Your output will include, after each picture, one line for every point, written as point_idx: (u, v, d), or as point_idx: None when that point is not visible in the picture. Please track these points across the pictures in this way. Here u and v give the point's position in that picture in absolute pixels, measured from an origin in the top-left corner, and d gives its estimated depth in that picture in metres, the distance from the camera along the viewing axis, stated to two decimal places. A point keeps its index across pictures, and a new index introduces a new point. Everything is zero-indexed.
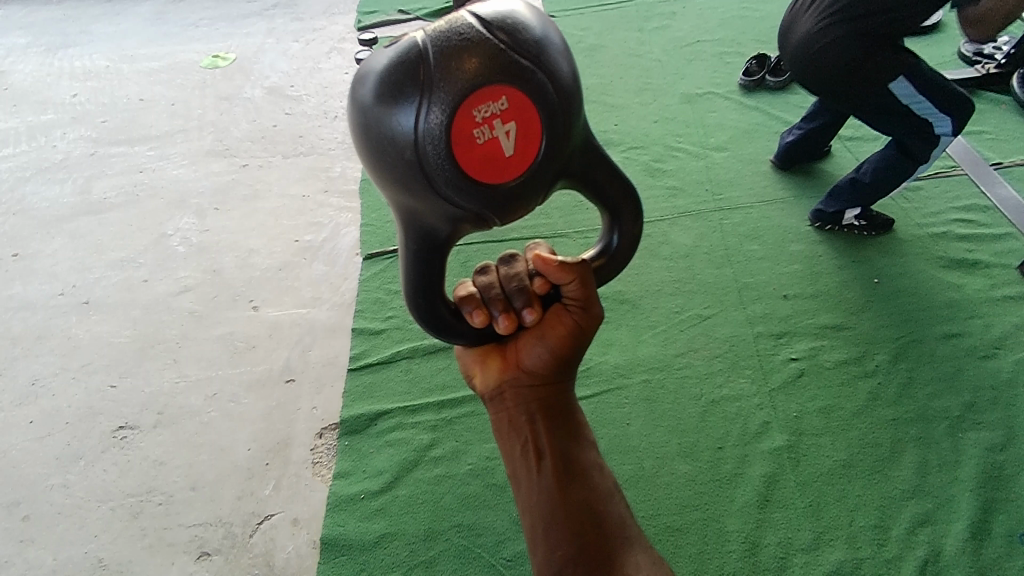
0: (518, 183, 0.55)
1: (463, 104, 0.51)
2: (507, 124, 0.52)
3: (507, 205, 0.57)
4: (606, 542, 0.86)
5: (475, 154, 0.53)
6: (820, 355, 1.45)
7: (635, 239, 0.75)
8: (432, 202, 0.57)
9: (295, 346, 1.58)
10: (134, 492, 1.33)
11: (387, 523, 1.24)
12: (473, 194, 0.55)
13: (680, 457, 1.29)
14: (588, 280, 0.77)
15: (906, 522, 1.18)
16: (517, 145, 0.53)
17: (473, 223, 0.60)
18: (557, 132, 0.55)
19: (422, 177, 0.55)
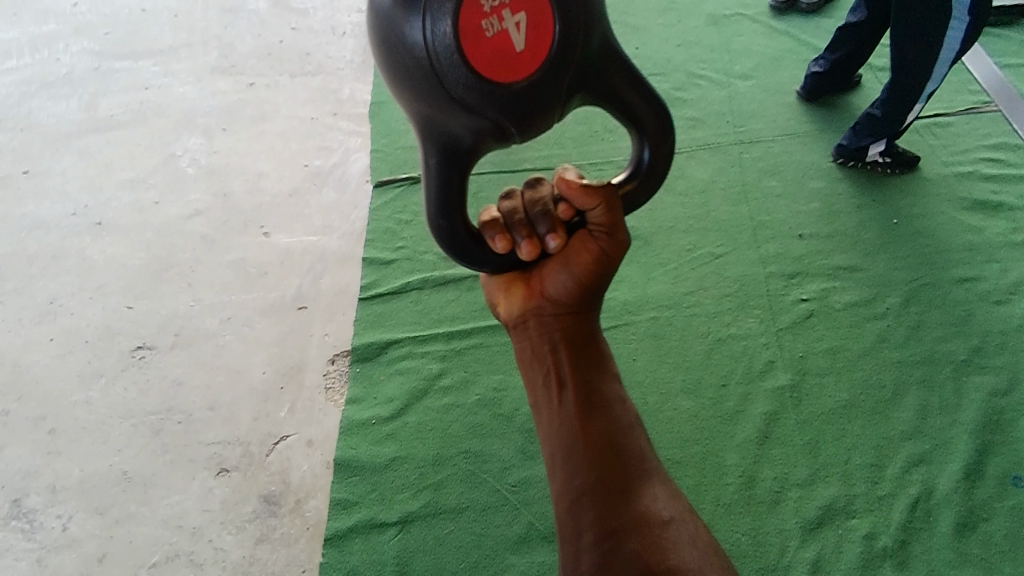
0: (530, 81, 0.56)
1: None
2: (516, 15, 0.52)
3: (521, 107, 0.58)
4: (626, 472, 0.81)
5: (485, 48, 0.53)
6: (831, 296, 1.45)
7: (665, 159, 0.74)
8: (447, 108, 0.59)
9: (306, 274, 1.59)
10: (154, 410, 1.38)
11: (398, 447, 1.28)
12: (485, 91, 0.56)
13: (684, 393, 1.31)
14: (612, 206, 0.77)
15: (901, 462, 1.21)
16: (528, 39, 0.54)
17: (490, 132, 0.61)
18: (570, 29, 0.55)
19: (434, 79, 0.56)
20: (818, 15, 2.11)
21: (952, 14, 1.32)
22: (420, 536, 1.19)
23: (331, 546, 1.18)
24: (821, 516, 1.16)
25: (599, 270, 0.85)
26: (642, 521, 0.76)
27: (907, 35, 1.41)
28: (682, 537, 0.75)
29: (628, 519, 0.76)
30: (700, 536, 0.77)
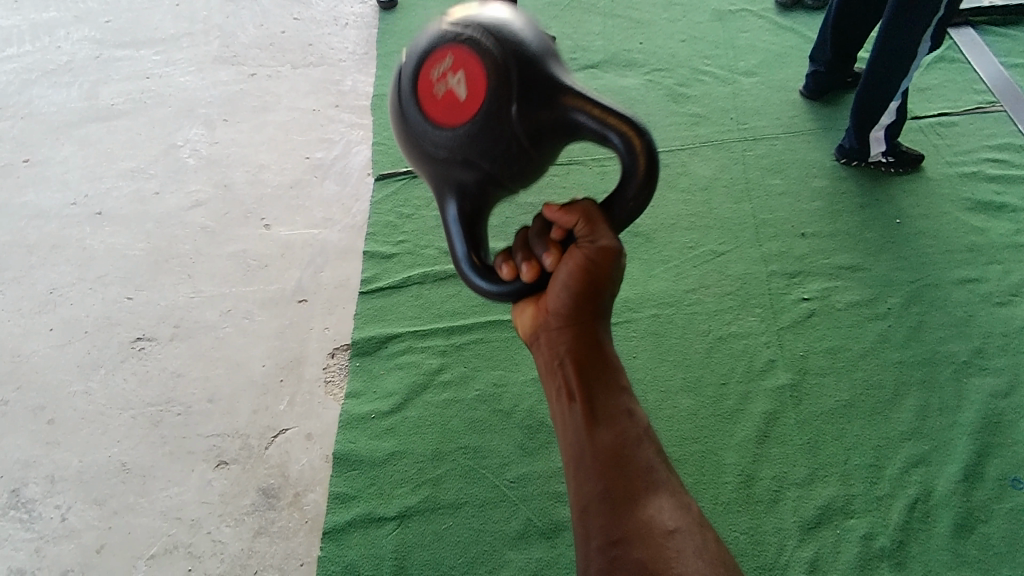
0: (480, 121, 0.65)
1: (423, 71, 0.67)
2: (457, 75, 0.65)
3: (479, 144, 0.67)
4: (632, 483, 0.71)
5: (440, 104, 0.66)
6: (832, 295, 1.44)
7: (651, 160, 0.69)
8: (433, 162, 0.71)
9: (306, 267, 1.58)
10: (154, 402, 1.38)
11: (397, 442, 1.28)
12: (444, 135, 0.67)
13: (684, 391, 1.31)
14: (597, 217, 0.74)
15: (900, 462, 1.21)
16: (469, 89, 0.65)
17: (470, 173, 0.70)
18: (502, 71, 0.64)
19: (417, 143, 0.71)
20: (824, 11, 2.10)
21: (935, 8, 1.37)
22: (418, 531, 1.17)
23: (328, 540, 1.18)
24: (819, 516, 1.15)
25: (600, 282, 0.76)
26: (649, 539, 0.67)
27: (891, 30, 1.44)
28: (694, 557, 0.66)
29: (633, 536, 0.68)
30: (715, 556, 0.67)
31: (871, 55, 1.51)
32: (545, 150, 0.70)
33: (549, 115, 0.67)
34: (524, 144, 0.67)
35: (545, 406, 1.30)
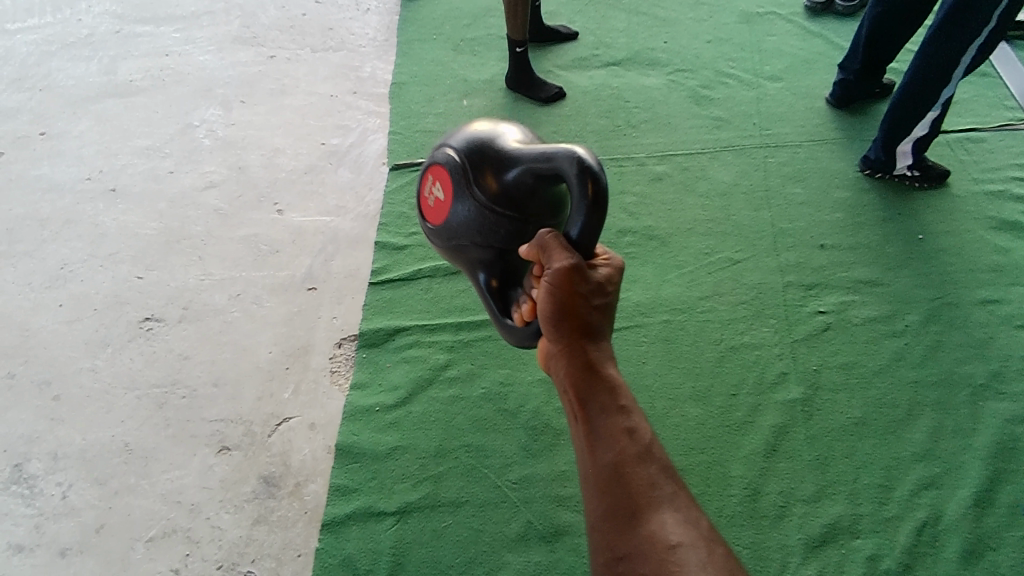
0: (455, 207, 0.89)
1: (423, 195, 0.96)
2: (436, 187, 0.92)
3: (465, 226, 0.89)
4: (632, 500, 0.70)
5: (434, 209, 0.94)
6: (849, 310, 1.42)
7: (583, 172, 0.73)
8: (449, 249, 0.95)
9: (317, 254, 1.57)
10: (159, 383, 1.37)
11: (400, 437, 1.26)
12: (440, 229, 0.93)
13: (693, 400, 1.29)
14: (557, 244, 0.78)
15: (911, 484, 1.18)
16: (444, 190, 0.91)
17: (470, 246, 0.91)
18: (456, 169, 0.88)
19: (437, 242, 0.97)
20: (854, 17, 2.06)
21: (986, 18, 1.35)
22: (417, 527, 1.15)
23: (327, 532, 1.15)
24: (824, 534, 1.12)
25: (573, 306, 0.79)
26: (650, 555, 0.65)
27: (935, 44, 1.43)
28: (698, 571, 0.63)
29: (635, 554, 0.66)
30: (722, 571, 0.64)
31: (908, 72, 1.50)
32: (523, 209, 0.86)
33: (503, 183, 0.84)
34: (495, 212, 0.86)
35: (551, 407, 1.28)
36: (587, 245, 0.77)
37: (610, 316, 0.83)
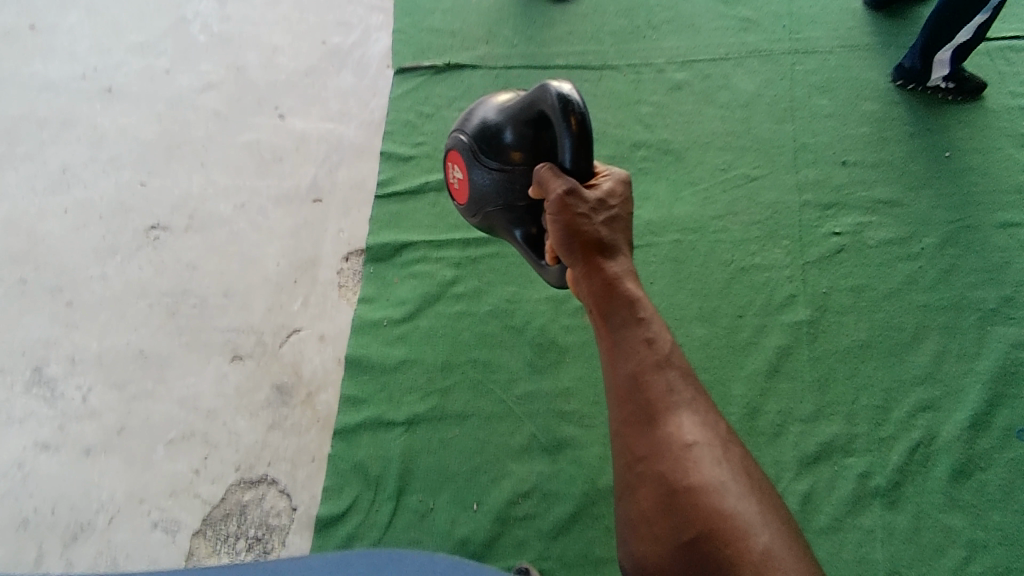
0: (476, 178, 0.99)
1: (449, 183, 1.08)
2: (456, 171, 1.04)
3: (491, 191, 0.99)
4: (652, 404, 0.75)
5: (461, 189, 1.05)
6: (865, 231, 1.39)
7: (559, 101, 0.81)
8: (483, 219, 1.04)
9: (322, 163, 1.53)
10: (169, 292, 1.38)
11: (408, 351, 1.28)
12: (471, 204, 1.03)
13: (699, 320, 1.30)
14: (555, 175, 0.87)
15: (909, 406, 1.20)
16: (462, 170, 1.02)
17: (498, 207, 1.00)
18: (466, 148, 0.99)
19: (473, 218, 1.06)
20: None
21: None
22: (424, 437, 1.19)
23: (339, 439, 1.19)
24: (818, 452, 1.15)
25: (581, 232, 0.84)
26: (668, 454, 0.71)
27: None
28: (710, 469, 0.69)
29: (654, 454, 0.72)
30: (733, 469, 0.70)
31: None
32: (534, 159, 0.93)
33: (507, 143, 0.94)
34: (513, 171, 0.95)
35: (558, 325, 1.29)
36: (579, 166, 0.85)
37: (621, 225, 0.88)
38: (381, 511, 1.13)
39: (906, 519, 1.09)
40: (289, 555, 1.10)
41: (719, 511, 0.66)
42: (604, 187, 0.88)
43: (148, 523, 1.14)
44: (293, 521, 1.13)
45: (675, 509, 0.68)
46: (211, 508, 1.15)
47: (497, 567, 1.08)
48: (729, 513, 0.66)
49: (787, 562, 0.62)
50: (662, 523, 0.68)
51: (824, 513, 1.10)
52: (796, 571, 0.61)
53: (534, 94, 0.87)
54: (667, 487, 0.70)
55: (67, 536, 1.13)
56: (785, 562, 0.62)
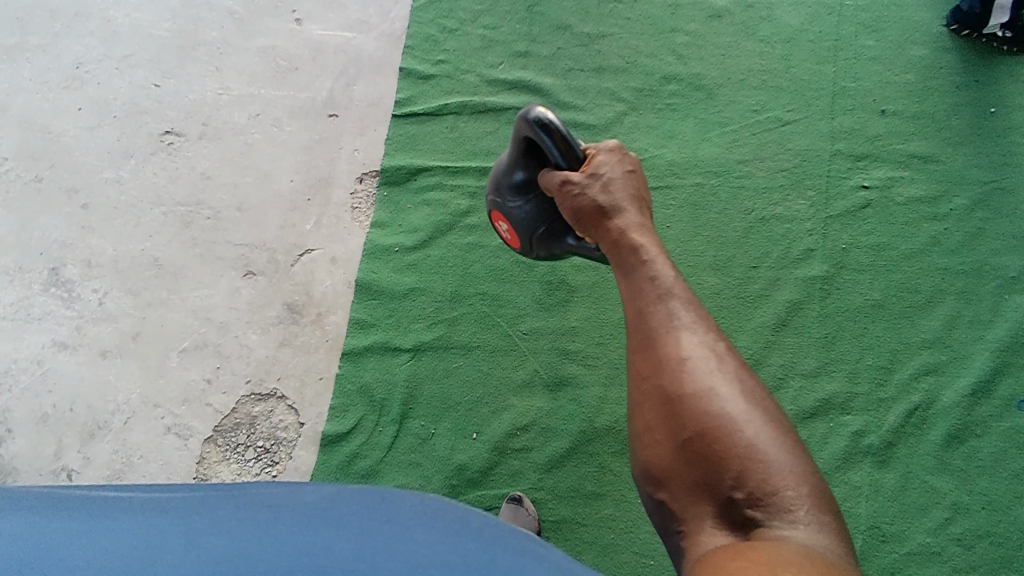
0: (514, 216, 1.00)
1: (503, 238, 1.09)
2: (501, 225, 1.06)
3: (532, 220, 0.98)
4: (652, 322, 0.72)
5: (511, 235, 1.05)
6: (894, 188, 1.34)
7: (529, 119, 0.86)
8: (541, 249, 1.02)
9: (338, 77, 1.48)
10: (183, 201, 1.38)
11: (418, 279, 1.29)
12: (524, 244, 1.03)
13: (712, 269, 1.28)
14: (553, 175, 0.88)
15: (912, 369, 1.19)
16: (502, 220, 1.04)
17: (542, 227, 0.98)
18: (495, 202, 1.02)
19: (535, 254, 1.05)
20: None
21: None
22: (429, 365, 1.21)
23: (346, 361, 1.22)
24: (815, 407, 1.17)
25: (585, 210, 0.84)
26: (667, 367, 0.68)
27: None
28: (706, 378, 0.66)
29: (656, 368, 0.69)
30: (730, 379, 0.67)
31: None
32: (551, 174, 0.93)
33: (520, 178, 0.95)
34: (540, 195, 0.96)
35: (569, 264, 1.28)
36: (569, 166, 0.87)
37: (622, 180, 0.85)
38: (384, 433, 1.17)
39: (894, 478, 1.12)
40: (295, 467, 1.16)
41: (712, 415, 0.63)
42: (596, 162, 0.86)
43: (162, 427, 1.19)
44: (300, 436, 1.18)
45: (672, 416, 0.65)
46: (222, 418, 1.19)
47: (492, 494, 1.13)
48: (724, 417, 0.63)
49: (777, 461, 0.60)
50: (660, 431, 0.66)
51: None
52: (781, 467, 0.60)
53: (514, 129, 0.91)
54: (665, 396, 0.67)
55: (85, 433, 1.18)
56: (775, 462, 0.60)
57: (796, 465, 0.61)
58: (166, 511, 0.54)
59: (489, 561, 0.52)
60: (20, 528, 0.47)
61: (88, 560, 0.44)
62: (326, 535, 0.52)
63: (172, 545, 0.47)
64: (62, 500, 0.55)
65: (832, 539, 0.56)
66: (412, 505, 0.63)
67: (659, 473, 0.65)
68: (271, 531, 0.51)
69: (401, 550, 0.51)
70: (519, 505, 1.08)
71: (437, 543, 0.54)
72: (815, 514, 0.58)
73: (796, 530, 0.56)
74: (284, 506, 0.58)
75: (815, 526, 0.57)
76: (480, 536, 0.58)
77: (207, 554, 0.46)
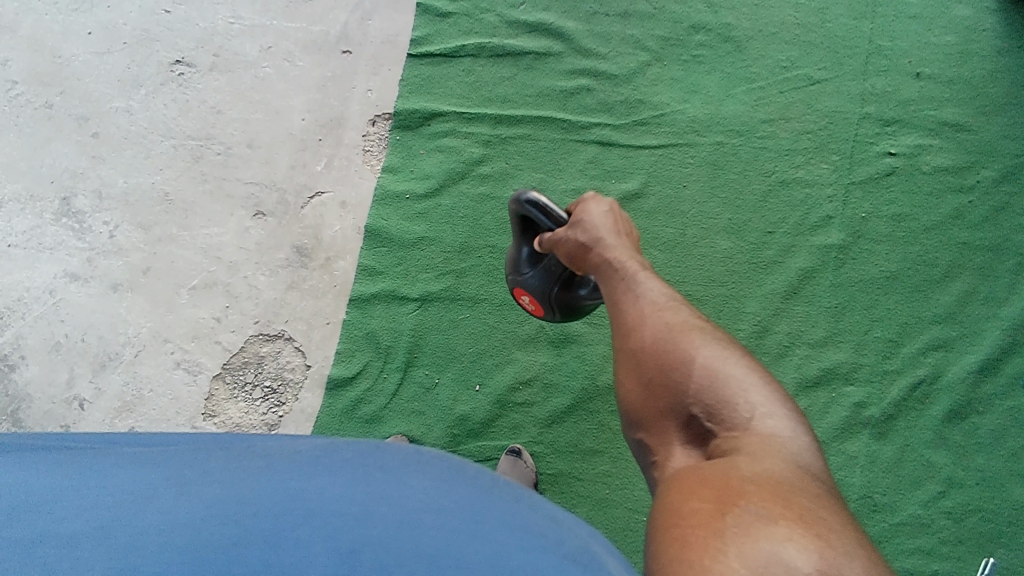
0: (532, 283, 1.00)
1: (529, 312, 1.08)
2: (525, 301, 1.05)
3: (547, 282, 0.98)
4: (622, 300, 0.78)
5: (535, 307, 1.04)
6: (921, 156, 1.30)
7: (518, 199, 0.93)
8: (569, 311, 1.00)
9: (353, 11, 1.43)
10: (194, 136, 1.35)
11: (428, 228, 1.27)
12: (550, 311, 1.01)
13: (726, 232, 1.26)
14: (549, 239, 0.92)
15: (921, 343, 1.18)
16: (523, 295, 1.04)
17: (559, 286, 0.97)
18: (513, 281, 1.03)
19: (564, 318, 1.02)
20: None
21: None
22: (436, 316, 1.22)
23: (354, 307, 1.23)
24: (819, 376, 1.17)
25: (580, 258, 0.87)
26: (634, 330, 0.73)
27: None
28: (666, 329, 0.71)
29: (626, 333, 0.74)
30: (690, 327, 0.71)
31: None
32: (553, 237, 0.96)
33: (529, 251, 0.99)
34: (549, 260, 0.97)
35: None
36: (558, 228, 0.91)
37: (599, 216, 0.87)
38: (389, 380, 1.19)
39: (891, 451, 1.13)
40: (301, 408, 1.18)
41: (673, 357, 0.68)
42: (576, 212, 0.89)
43: (171, 362, 1.21)
44: (307, 378, 1.20)
45: (638, 367, 0.70)
46: (230, 356, 1.21)
47: (492, 445, 1.15)
48: (682, 359, 0.67)
49: (731, 385, 0.64)
50: (629, 380, 0.71)
51: None
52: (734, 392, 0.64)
53: (511, 212, 0.97)
54: (631, 352, 0.72)
55: (97, 364, 1.21)
56: (730, 388, 0.64)
57: (749, 384, 0.64)
58: (153, 463, 0.54)
59: (479, 514, 0.52)
60: (8, 482, 0.47)
61: (76, 514, 0.44)
62: (317, 483, 0.52)
63: (163, 494, 0.48)
64: (54, 454, 0.55)
65: (788, 446, 0.60)
66: (406, 454, 0.63)
67: (633, 416, 0.69)
68: (261, 479, 0.51)
69: (392, 500, 0.51)
70: (518, 458, 1.11)
71: (430, 493, 0.54)
72: (774, 431, 0.61)
73: (752, 443, 0.59)
74: (277, 455, 0.58)
75: (771, 437, 0.60)
76: (473, 488, 0.58)
77: (198, 503, 0.47)
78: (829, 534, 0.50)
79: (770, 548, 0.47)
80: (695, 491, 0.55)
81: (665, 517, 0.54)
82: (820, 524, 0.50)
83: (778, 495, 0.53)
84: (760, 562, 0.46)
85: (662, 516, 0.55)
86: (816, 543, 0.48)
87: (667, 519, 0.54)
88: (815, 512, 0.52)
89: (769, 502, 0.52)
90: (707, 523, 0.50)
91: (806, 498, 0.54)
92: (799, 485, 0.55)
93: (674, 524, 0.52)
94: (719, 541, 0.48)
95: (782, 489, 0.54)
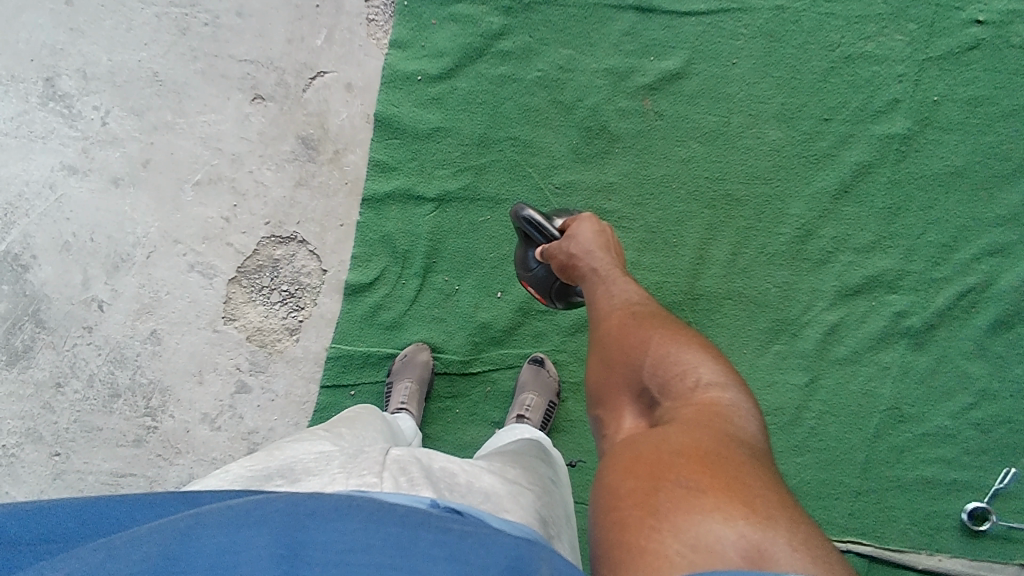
0: (537, 283, 0.93)
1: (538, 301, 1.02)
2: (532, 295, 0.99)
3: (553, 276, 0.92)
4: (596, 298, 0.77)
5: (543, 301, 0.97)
6: (1015, 25, 1.10)
7: (519, 210, 0.89)
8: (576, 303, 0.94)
9: None
10: (178, 3, 1.19)
11: (443, 116, 1.16)
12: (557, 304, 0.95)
13: (776, 120, 1.12)
14: (547, 253, 0.87)
15: (976, 249, 1.09)
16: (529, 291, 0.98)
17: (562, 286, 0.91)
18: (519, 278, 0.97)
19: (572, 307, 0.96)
20: None
21: None
22: (454, 218, 1.15)
23: (367, 207, 1.16)
24: (860, 285, 1.10)
25: (572, 270, 0.83)
26: (602, 324, 0.73)
27: None
28: (629, 320, 0.71)
29: (595, 327, 0.74)
30: (650, 316, 0.70)
31: None
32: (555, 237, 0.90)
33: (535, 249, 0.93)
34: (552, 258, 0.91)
35: (612, 107, 1.14)
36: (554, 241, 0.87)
37: (584, 225, 0.85)
38: (408, 286, 1.15)
39: (926, 361, 1.09)
40: (321, 313, 1.16)
41: (631, 346, 0.68)
42: (571, 228, 0.85)
43: (185, 264, 1.17)
44: (324, 282, 1.16)
45: (603, 359, 0.70)
46: (244, 259, 1.17)
47: (515, 353, 1.14)
48: (638, 346, 0.67)
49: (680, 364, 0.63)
50: (596, 368, 0.70)
51: (845, 344, 1.10)
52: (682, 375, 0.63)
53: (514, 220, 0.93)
54: (598, 340, 0.72)
55: (110, 265, 1.17)
56: (678, 372, 0.63)
57: (696, 358, 0.63)
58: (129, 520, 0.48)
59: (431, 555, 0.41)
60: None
61: None
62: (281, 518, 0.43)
63: (90, 558, 0.40)
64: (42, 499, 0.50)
65: (729, 415, 0.59)
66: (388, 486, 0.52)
67: (598, 401, 0.69)
68: (205, 521, 0.43)
69: (328, 547, 0.41)
70: (540, 367, 1.10)
71: (374, 530, 0.43)
72: (717, 405, 0.59)
73: (692, 412, 0.58)
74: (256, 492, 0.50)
75: (713, 406, 0.59)
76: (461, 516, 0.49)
77: (126, 564, 0.39)
78: (756, 502, 0.49)
79: (689, 522, 0.47)
80: (630, 466, 0.55)
81: (605, 496, 0.54)
82: (743, 491, 0.50)
83: (709, 464, 0.52)
84: (687, 536, 0.46)
85: (601, 495, 0.55)
86: (742, 513, 0.48)
87: (606, 500, 0.54)
88: (743, 480, 0.51)
89: (698, 473, 0.51)
90: (639, 501, 0.50)
91: (734, 464, 0.53)
92: (729, 450, 0.54)
93: (613, 503, 0.53)
94: (653, 519, 0.49)
95: (713, 455, 0.53)
